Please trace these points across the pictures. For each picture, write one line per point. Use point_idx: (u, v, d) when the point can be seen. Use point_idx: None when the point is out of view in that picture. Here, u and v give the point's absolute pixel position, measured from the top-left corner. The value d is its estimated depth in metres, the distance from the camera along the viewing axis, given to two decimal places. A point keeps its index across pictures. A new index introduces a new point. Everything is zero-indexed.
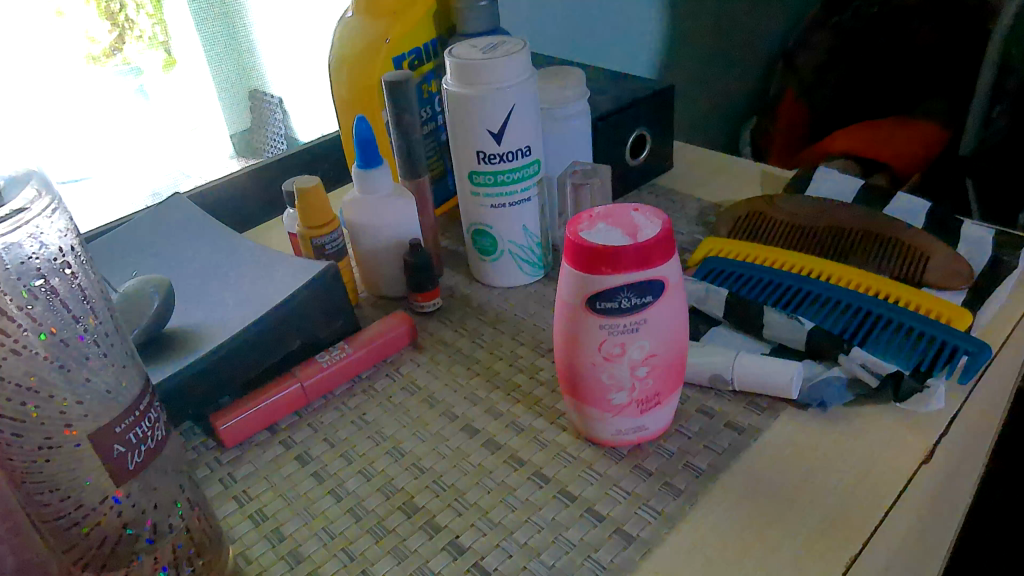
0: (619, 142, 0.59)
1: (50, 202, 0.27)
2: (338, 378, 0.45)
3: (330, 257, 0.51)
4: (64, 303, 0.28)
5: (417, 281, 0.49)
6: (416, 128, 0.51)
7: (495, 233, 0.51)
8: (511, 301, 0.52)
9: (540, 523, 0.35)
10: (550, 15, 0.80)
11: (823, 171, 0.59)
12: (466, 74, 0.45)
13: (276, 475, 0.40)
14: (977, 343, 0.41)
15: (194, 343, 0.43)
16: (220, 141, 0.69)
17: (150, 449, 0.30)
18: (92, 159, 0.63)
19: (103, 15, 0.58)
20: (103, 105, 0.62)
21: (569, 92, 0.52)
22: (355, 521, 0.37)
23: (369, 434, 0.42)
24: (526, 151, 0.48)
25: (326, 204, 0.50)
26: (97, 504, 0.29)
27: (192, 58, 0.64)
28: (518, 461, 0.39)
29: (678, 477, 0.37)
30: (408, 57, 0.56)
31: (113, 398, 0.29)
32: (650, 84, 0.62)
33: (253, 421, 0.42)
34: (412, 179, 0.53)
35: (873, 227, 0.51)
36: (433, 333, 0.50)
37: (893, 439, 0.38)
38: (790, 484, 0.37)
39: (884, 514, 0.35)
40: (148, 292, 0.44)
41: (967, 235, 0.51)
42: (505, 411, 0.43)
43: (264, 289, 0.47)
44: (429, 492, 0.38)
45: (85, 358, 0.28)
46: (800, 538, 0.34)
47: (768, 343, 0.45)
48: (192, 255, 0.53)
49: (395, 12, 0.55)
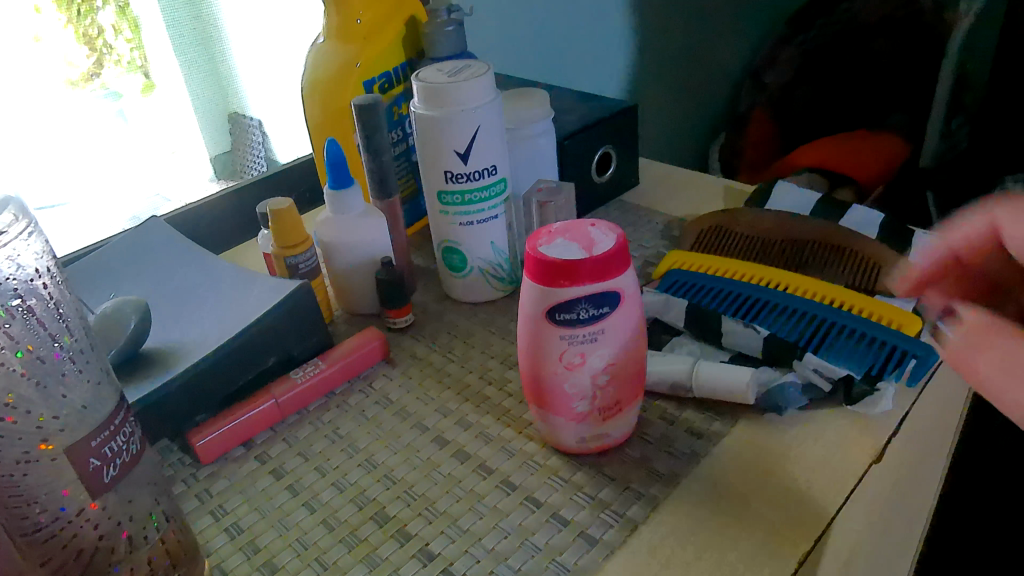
0: (585, 160, 0.61)
1: (27, 225, 0.29)
2: (311, 394, 0.46)
3: (304, 276, 0.52)
4: (40, 322, 0.29)
5: (389, 298, 0.51)
6: (386, 148, 0.53)
7: (464, 250, 0.52)
8: (482, 316, 0.53)
9: (507, 529, 0.37)
10: (520, 39, 0.82)
11: (783, 184, 0.61)
12: (432, 96, 0.46)
13: (251, 489, 0.41)
14: (925, 347, 0.44)
15: (170, 362, 0.44)
16: (201, 163, 0.70)
17: (125, 462, 0.31)
18: (68, 185, 0.64)
19: (80, 40, 0.59)
20: (85, 127, 0.63)
21: (533, 112, 0.54)
22: (329, 531, 0.38)
23: (343, 447, 0.43)
24: (492, 170, 0.49)
25: (299, 225, 0.51)
26: (73, 516, 0.30)
27: (171, 82, 0.65)
28: (486, 469, 0.41)
29: (641, 482, 0.39)
30: (378, 81, 0.58)
31: (89, 413, 0.30)
32: (615, 104, 0.64)
33: (228, 437, 0.43)
34: (384, 199, 0.54)
35: (829, 238, 0.53)
36: (406, 348, 0.51)
37: (845, 439, 0.40)
38: (747, 485, 0.38)
39: (836, 513, 0.36)
40: (125, 312, 0.46)
41: (918, 244, 0.54)
42: (475, 422, 0.44)
43: (239, 308, 0.48)
44: (401, 502, 0.39)
45: (60, 375, 0.29)
46: (757, 537, 0.35)
47: (728, 351, 0.46)
48: (169, 276, 0.54)
49: (365, 37, 0.56)
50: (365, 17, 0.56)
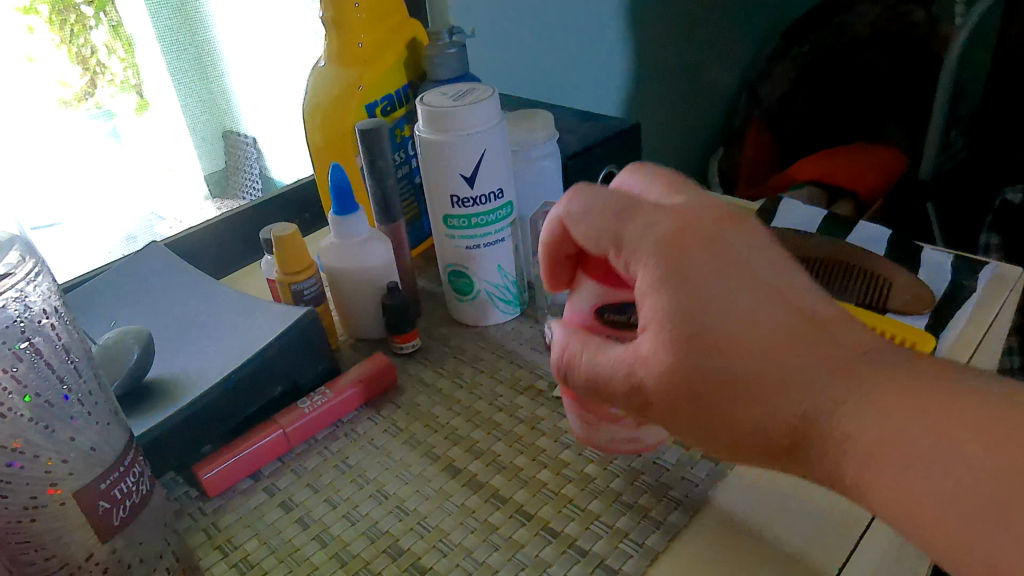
0: (589, 179, 0.61)
1: (33, 266, 0.29)
2: (319, 424, 0.46)
3: (309, 302, 0.51)
4: (50, 365, 0.28)
5: (396, 323, 0.50)
6: (390, 173, 0.52)
7: (471, 274, 0.51)
8: (489, 340, 0.53)
9: (523, 561, 0.36)
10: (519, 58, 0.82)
11: (788, 201, 0.61)
12: (437, 120, 0.46)
13: (260, 523, 0.40)
14: None
15: (174, 394, 0.44)
16: (196, 182, 0.70)
17: (134, 503, 0.30)
18: (63, 205, 0.63)
19: (73, 59, 0.59)
20: (79, 150, 0.62)
21: (538, 133, 0.53)
22: (341, 565, 0.37)
23: (352, 478, 0.42)
24: (498, 193, 0.49)
25: (303, 250, 0.50)
26: (82, 561, 0.29)
27: (166, 100, 0.65)
28: (499, 499, 0.40)
29: (658, 509, 0.38)
30: (380, 104, 0.57)
31: (97, 455, 0.29)
32: (617, 123, 0.64)
33: (235, 469, 0.42)
34: (388, 223, 0.54)
35: (835, 256, 0.52)
36: (413, 374, 0.50)
37: None
38: (767, 513, 0.37)
39: (859, 540, 0.36)
40: (127, 342, 0.45)
41: (926, 260, 0.53)
42: (486, 449, 0.43)
43: (244, 336, 0.47)
44: (414, 534, 0.38)
45: (70, 417, 0.29)
46: (779, 566, 0.35)
47: None
48: (171, 303, 0.53)
49: (366, 60, 0.56)
50: (366, 41, 0.55)
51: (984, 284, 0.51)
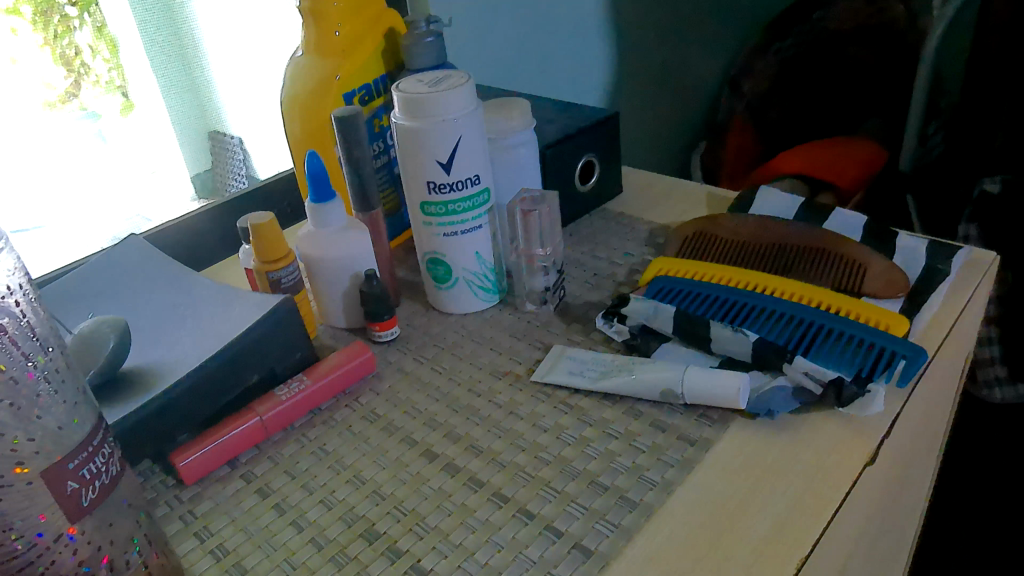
0: (568, 169, 0.61)
1: None
2: (297, 411, 0.45)
3: (286, 290, 0.51)
4: (13, 341, 0.28)
5: (373, 311, 0.50)
6: (368, 161, 0.52)
7: (448, 262, 0.52)
8: (468, 328, 0.53)
9: (500, 543, 0.36)
10: (503, 50, 0.83)
11: (767, 189, 0.61)
12: (413, 106, 0.46)
13: (236, 510, 0.40)
14: (913, 347, 0.43)
15: (151, 383, 0.43)
16: (181, 182, 0.70)
17: (104, 485, 0.30)
18: (45, 207, 0.63)
19: (58, 60, 0.59)
20: (62, 150, 0.63)
21: (514, 121, 0.54)
22: (317, 550, 0.37)
23: (329, 464, 0.42)
24: (475, 180, 0.49)
25: (281, 239, 0.50)
26: (51, 543, 0.29)
27: (150, 101, 0.65)
28: (476, 482, 0.40)
29: (634, 490, 0.38)
30: (358, 93, 0.57)
31: (64, 435, 0.29)
32: (596, 113, 0.64)
33: (212, 457, 0.42)
34: (366, 212, 0.54)
35: (811, 241, 0.53)
36: (392, 362, 0.50)
37: (837, 443, 0.40)
38: (742, 493, 0.38)
39: (831, 519, 0.36)
40: (103, 331, 0.45)
41: (901, 245, 0.54)
42: (464, 434, 0.43)
43: (221, 325, 0.47)
44: (390, 518, 0.38)
45: (35, 396, 0.28)
46: (753, 546, 0.35)
47: (717, 357, 0.46)
48: (149, 294, 0.53)
49: (344, 50, 0.56)
50: (343, 30, 0.55)
51: (958, 269, 0.52)
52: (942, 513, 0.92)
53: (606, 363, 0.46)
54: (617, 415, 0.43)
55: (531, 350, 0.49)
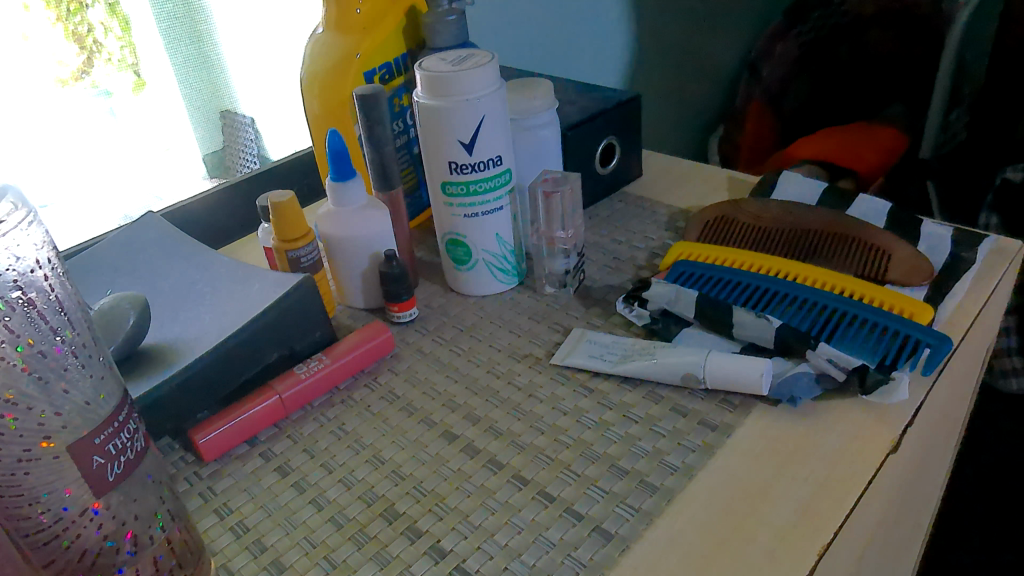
0: (587, 151, 0.61)
1: (27, 214, 0.28)
2: (316, 389, 0.45)
3: (306, 270, 0.51)
4: (41, 316, 0.28)
5: (393, 291, 0.50)
6: (388, 140, 0.52)
7: (468, 242, 0.51)
8: (486, 310, 0.53)
9: (519, 524, 0.36)
10: (523, 29, 0.82)
11: (788, 175, 0.60)
12: (437, 85, 0.45)
13: (256, 487, 0.40)
14: (938, 335, 0.42)
15: (170, 359, 0.43)
16: (192, 162, 0.69)
17: (128, 460, 0.31)
18: (56, 184, 0.63)
19: (70, 37, 0.58)
20: (74, 126, 0.62)
21: (537, 102, 0.53)
22: (337, 528, 0.37)
23: (348, 443, 0.42)
24: (497, 160, 0.49)
25: (299, 217, 0.50)
26: (76, 517, 0.29)
27: (162, 79, 0.64)
28: (497, 464, 0.40)
29: (654, 474, 0.38)
30: (379, 72, 0.57)
31: (92, 410, 0.29)
32: (617, 95, 0.64)
33: (231, 435, 0.42)
34: (385, 191, 0.53)
35: (834, 227, 0.52)
36: (411, 342, 0.50)
37: (859, 429, 0.40)
38: (764, 480, 0.37)
39: (854, 505, 0.36)
40: (122, 308, 0.44)
41: (926, 232, 0.53)
42: (483, 416, 0.43)
43: (241, 302, 0.47)
44: (410, 498, 0.38)
45: (62, 370, 0.29)
46: (775, 531, 0.35)
47: (739, 343, 0.45)
48: (168, 270, 0.53)
49: (365, 27, 0.55)
50: (365, 8, 0.55)
51: (983, 257, 0.51)
52: (949, 502, 0.92)
53: (627, 347, 0.46)
54: (637, 399, 0.43)
55: (550, 333, 0.49)
